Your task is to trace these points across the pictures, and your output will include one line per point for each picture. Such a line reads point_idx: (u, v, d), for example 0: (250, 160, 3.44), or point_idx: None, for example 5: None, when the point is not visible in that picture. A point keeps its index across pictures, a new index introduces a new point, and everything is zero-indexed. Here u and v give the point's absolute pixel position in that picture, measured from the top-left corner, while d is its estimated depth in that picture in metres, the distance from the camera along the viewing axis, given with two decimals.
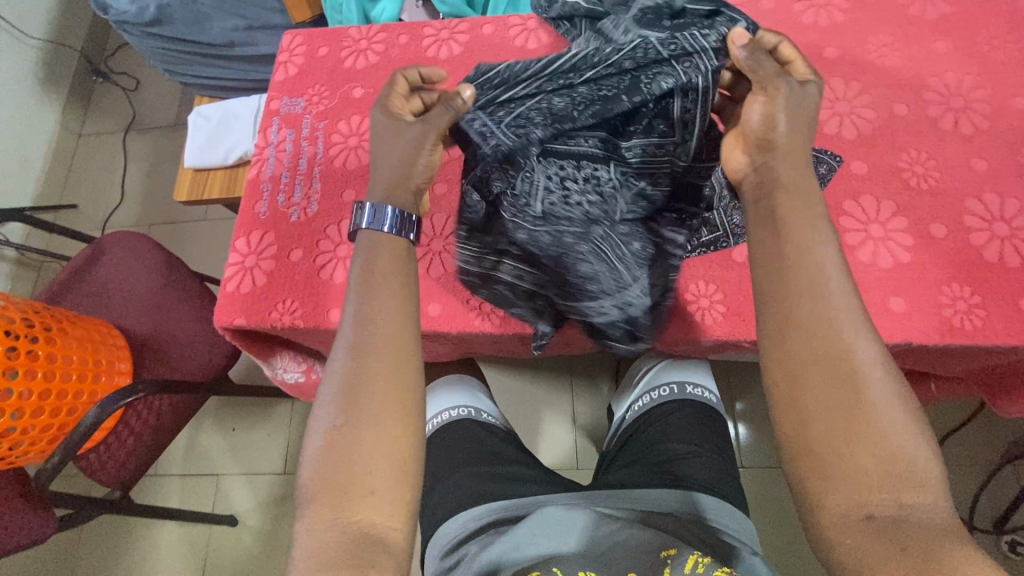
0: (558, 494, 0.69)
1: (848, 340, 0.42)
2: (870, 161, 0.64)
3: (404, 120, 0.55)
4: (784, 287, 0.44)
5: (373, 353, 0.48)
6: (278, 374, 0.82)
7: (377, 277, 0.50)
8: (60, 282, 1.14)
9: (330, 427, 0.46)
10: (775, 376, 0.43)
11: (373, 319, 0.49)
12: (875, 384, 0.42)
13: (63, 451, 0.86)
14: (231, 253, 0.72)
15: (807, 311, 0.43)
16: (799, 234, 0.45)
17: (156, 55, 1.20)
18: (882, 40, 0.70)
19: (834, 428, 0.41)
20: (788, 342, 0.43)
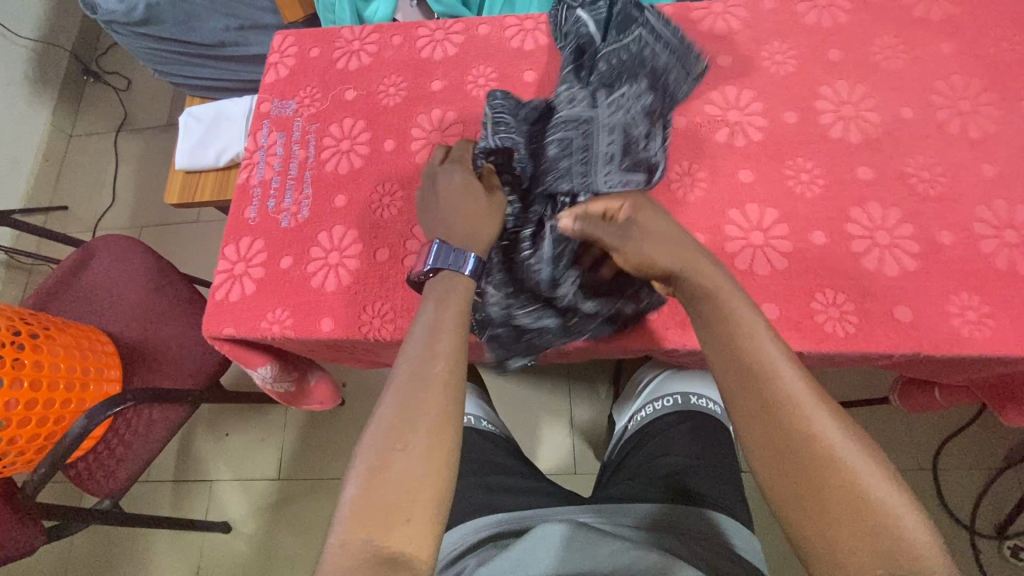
0: (561, 508, 0.68)
1: (812, 415, 0.44)
2: (875, 166, 0.63)
3: (469, 178, 0.60)
4: (739, 380, 0.46)
5: (434, 387, 0.49)
6: (266, 384, 0.78)
7: (445, 315, 0.53)
8: (48, 287, 1.12)
9: (379, 449, 0.47)
10: (759, 460, 0.45)
11: (439, 353, 0.51)
12: (854, 458, 0.43)
13: (49, 463, 0.84)
14: (220, 260, 0.70)
15: (769, 398, 0.45)
16: (748, 329, 0.48)
17: (145, 55, 1.18)
18: (886, 42, 0.68)
19: (820, 496, 0.42)
20: (760, 427, 0.45)
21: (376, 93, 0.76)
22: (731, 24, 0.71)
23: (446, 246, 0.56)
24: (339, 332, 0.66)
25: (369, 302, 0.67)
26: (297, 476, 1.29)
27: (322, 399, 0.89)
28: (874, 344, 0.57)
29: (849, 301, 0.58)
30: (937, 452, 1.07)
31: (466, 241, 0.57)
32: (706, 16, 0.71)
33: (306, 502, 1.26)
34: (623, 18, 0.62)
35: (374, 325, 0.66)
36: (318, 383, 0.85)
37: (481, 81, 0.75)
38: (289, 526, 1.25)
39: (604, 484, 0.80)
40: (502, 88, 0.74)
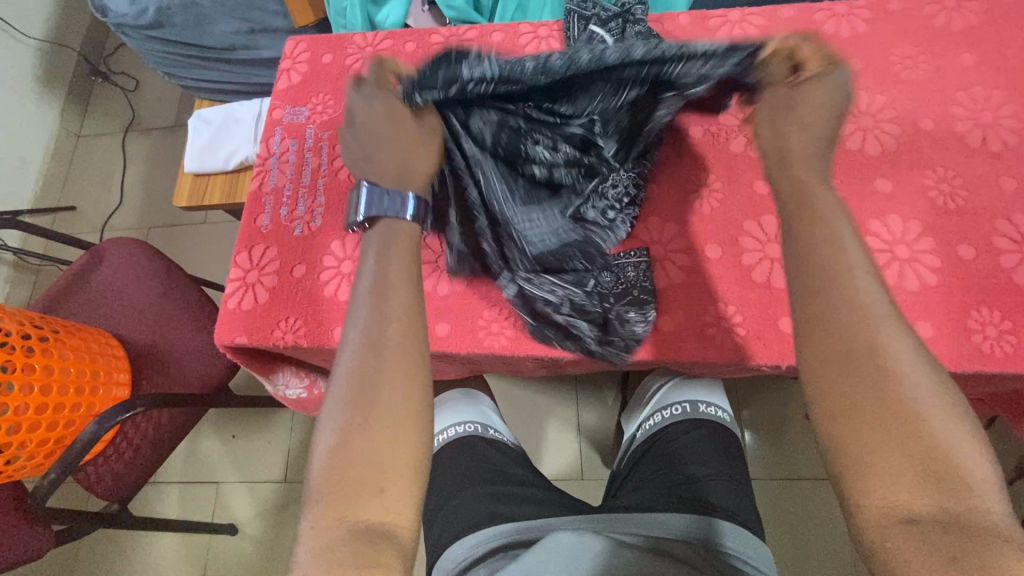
0: (572, 517, 0.67)
1: (878, 327, 0.40)
2: (895, 178, 0.62)
3: (390, 103, 0.53)
4: (818, 281, 0.42)
5: (387, 350, 0.46)
6: (281, 391, 0.79)
7: (391, 270, 0.49)
8: (57, 290, 1.12)
9: (340, 424, 0.44)
10: (817, 369, 0.40)
11: (391, 313, 0.47)
12: (919, 378, 0.39)
13: (59, 468, 0.84)
14: (232, 268, 0.70)
15: (837, 304, 0.41)
16: (826, 236, 0.44)
17: (156, 58, 1.18)
18: (907, 52, 0.67)
19: (868, 414, 0.38)
20: (821, 337, 0.40)
21: None
22: (748, 32, 0.70)
23: (377, 190, 0.52)
24: None
25: None
26: (303, 478, 1.29)
27: None
28: None
29: None
30: None
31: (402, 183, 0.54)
32: (722, 25, 0.71)
33: None
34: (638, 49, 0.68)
35: None
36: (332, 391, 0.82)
37: None
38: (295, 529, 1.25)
39: (615, 492, 0.79)
40: None
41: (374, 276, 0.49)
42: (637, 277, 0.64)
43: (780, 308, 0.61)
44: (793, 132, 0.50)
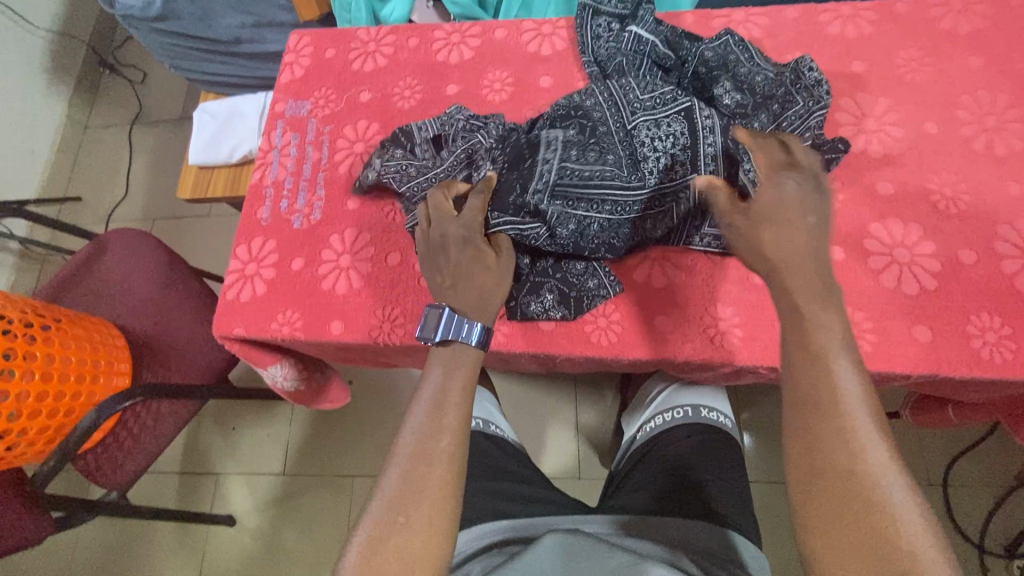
0: (571, 517, 0.67)
1: (863, 441, 0.42)
2: (897, 181, 0.62)
3: (480, 247, 0.57)
4: (808, 401, 0.44)
5: (438, 459, 0.48)
6: (276, 382, 0.78)
7: (452, 383, 0.53)
8: (62, 278, 1.13)
9: (382, 517, 0.46)
10: (800, 484, 0.43)
11: (445, 428, 0.50)
12: (899, 499, 0.40)
13: (58, 455, 0.85)
14: (232, 260, 0.70)
15: (828, 425, 0.43)
16: (820, 345, 0.45)
17: (161, 50, 1.18)
18: (912, 55, 0.67)
19: (841, 523, 0.40)
20: (806, 454, 0.43)
21: (390, 96, 0.76)
22: (752, 33, 0.70)
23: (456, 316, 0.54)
24: (348, 336, 0.66)
25: (379, 305, 0.66)
26: (301, 471, 1.30)
27: (331, 398, 0.90)
28: (891, 364, 0.55)
29: (867, 319, 0.57)
30: (946, 470, 1.06)
31: (477, 308, 0.56)
32: (726, 25, 0.71)
33: (310, 498, 1.27)
34: (692, 51, 0.67)
35: (384, 329, 0.65)
36: (328, 383, 0.87)
37: (496, 86, 0.74)
38: (294, 522, 1.26)
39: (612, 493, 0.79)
40: (518, 93, 0.74)
41: (436, 389, 0.52)
42: (594, 293, 0.63)
43: None
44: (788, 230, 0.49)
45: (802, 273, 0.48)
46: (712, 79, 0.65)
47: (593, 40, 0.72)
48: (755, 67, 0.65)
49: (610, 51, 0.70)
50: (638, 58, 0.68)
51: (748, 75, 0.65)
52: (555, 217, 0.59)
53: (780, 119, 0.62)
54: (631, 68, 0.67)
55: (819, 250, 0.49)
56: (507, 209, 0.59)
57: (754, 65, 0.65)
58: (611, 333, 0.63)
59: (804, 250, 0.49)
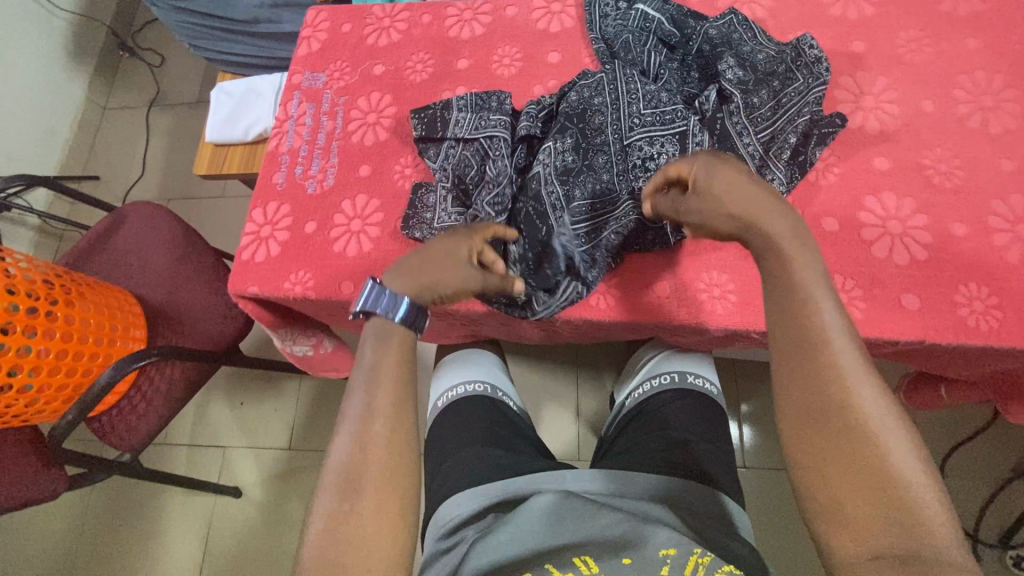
0: (544, 475, 0.67)
1: (851, 379, 0.44)
2: (892, 157, 0.63)
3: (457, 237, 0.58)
4: (795, 340, 0.46)
5: (374, 444, 0.48)
6: (286, 344, 0.83)
7: (384, 362, 0.52)
8: (80, 248, 1.17)
9: (332, 510, 0.46)
10: (793, 421, 0.44)
11: (377, 409, 0.49)
12: (885, 425, 0.42)
13: (76, 412, 0.88)
14: (248, 223, 0.73)
15: (817, 366, 0.45)
16: (805, 287, 0.47)
17: (182, 29, 1.23)
18: (912, 36, 0.68)
19: (833, 458, 0.42)
20: (800, 396, 0.44)
21: (403, 69, 0.79)
22: (756, 13, 0.72)
23: (379, 287, 0.54)
24: (357, 296, 0.68)
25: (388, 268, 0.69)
26: (306, 446, 1.33)
27: (338, 367, 0.92)
28: (880, 330, 0.57)
29: (857, 287, 0.59)
30: (942, 460, 1.07)
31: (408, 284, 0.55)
32: (731, 5, 0.73)
33: (314, 471, 1.30)
34: (698, 31, 0.69)
35: None
36: (336, 352, 0.88)
37: (506, 61, 0.77)
38: (298, 494, 1.29)
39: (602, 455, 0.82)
40: (527, 68, 0.76)
41: (367, 369, 0.51)
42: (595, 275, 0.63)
43: None
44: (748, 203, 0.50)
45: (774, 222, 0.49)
46: (714, 57, 0.67)
47: (601, 18, 0.74)
48: (760, 45, 0.67)
49: (618, 28, 0.72)
50: (644, 35, 0.70)
51: (749, 54, 0.67)
52: (560, 249, 0.62)
53: (781, 95, 0.64)
54: (639, 45, 0.70)
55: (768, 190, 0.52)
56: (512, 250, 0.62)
57: (758, 43, 0.67)
58: (609, 298, 0.65)
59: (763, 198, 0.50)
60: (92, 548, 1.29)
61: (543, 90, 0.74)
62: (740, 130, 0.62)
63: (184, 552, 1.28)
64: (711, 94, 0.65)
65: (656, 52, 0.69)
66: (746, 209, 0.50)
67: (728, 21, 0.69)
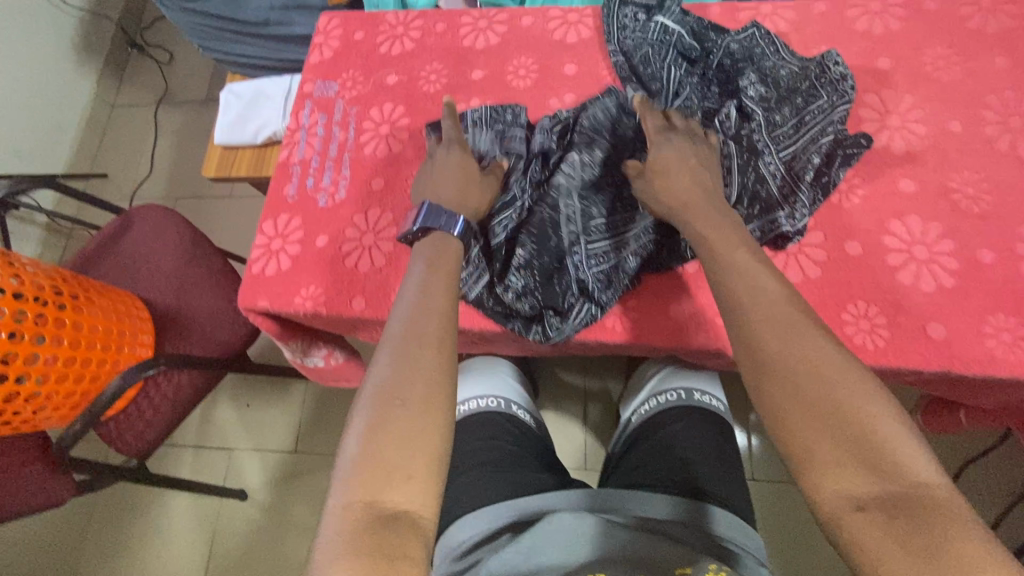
0: (551, 495, 0.63)
1: (805, 332, 0.43)
2: (919, 179, 0.62)
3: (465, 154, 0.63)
4: (750, 301, 0.46)
5: (430, 344, 0.48)
6: (298, 356, 0.81)
7: (434, 278, 0.53)
8: (89, 251, 1.16)
9: (378, 407, 0.45)
10: (758, 378, 0.43)
11: (433, 312, 0.50)
12: (849, 370, 0.42)
13: (83, 421, 0.87)
14: (258, 235, 0.72)
15: (769, 323, 0.44)
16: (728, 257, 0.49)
17: (192, 30, 1.22)
18: (940, 53, 0.66)
19: (803, 406, 0.40)
20: (761, 353, 0.43)
21: (416, 79, 0.78)
22: (779, 26, 0.70)
23: (436, 208, 0.58)
24: (369, 313, 0.67)
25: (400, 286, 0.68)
26: (312, 449, 1.32)
27: (348, 376, 0.91)
28: (903, 360, 0.56)
29: (881, 314, 0.57)
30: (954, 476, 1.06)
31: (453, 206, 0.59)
32: (753, 17, 0.71)
33: (320, 475, 1.30)
34: (719, 45, 0.68)
35: None
36: (347, 362, 0.87)
37: (521, 72, 0.75)
38: (304, 497, 1.29)
39: (610, 473, 0.81)
40: (543, 80, 0.74)
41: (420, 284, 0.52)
42: (609, 298, 0.62)
43: None
44: (681, 180, 0.56)
45: (698, 211, 0.54)
46: (733, 74, 0.66)
47: (619, 30, 0.72)
48: (782, 61, 0.66)
49: (637, 41, 0.70)
50: (664, 48, 0.69)
51: (772, 69, 0.65)
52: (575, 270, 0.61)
53: (803, 113, 0.63)
54: (658, 60, 0.68)
55: (699, 172, 0.57)
56: (523, 268, 0.62)
57: (780, 59, 0.66)
58: (626, 320, 0.64)
59: (689, 176, 0.56)
60: (98, 549, 1.30)
61: (559, 103, 0.73)
62: (761, 150, 0.61)
63: (189, 553, 1.28)
64: (733, 111, 0.63)
65: (676, 66, 0.67)
66: (670, 202, 0.56)
67: (750, 36, 0.67)
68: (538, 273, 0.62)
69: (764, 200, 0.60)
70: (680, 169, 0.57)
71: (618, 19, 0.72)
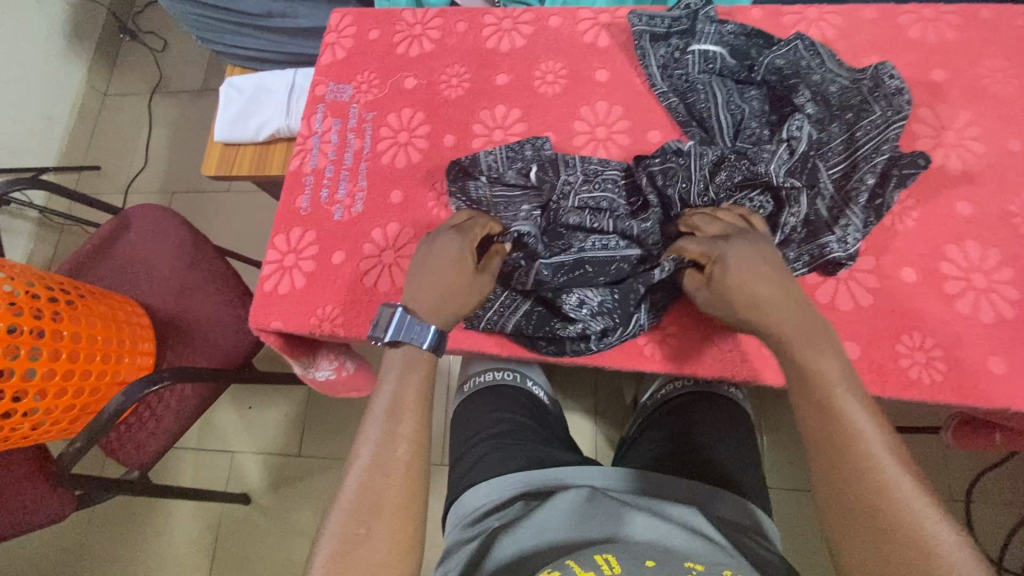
0: (566, 470, 0.59)
1: (886, 473, 0.41)
2: (976, 202, 0.58)
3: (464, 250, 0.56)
4: (819, 441, 0.44)
5: (395, 470, 0.47)
6: (309, 373, 0.76)
7: (406, 390, 0.51)
8: (84, 253, 1.11)
9: (346, 530, 0.44)
10: (824, 511, 0.43)
11: (401, 436, 0.48)
12: (924, 517, 0.39)
13: (86, 437, 0.83)
14: (270, 250, 0.68)
15: (846, 462, 0.42)
16: (832, 386, 0.45)
17: (189, 21, 1.15)
18: (996, 65, 0.63)
19: (871, 549, 0.39)
20: (833, 488, 0.42)
21: (437, 83, 0.73)
22: (825, 33, 0.66)
23: (409, 317, 0.52)
24: None
25: None
26: (316, 452, 1.29)
27: (359, 388, 0.85)
28: (963, 395, 0.53)
29: (938, 346, 0.54)
30: (970, 485, 0.98)
31: (428, 314, 0.54)
32: (798, 22, 0.67)
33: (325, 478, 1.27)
34: (763, 61, 0.64)
35: None
36: (356, 373, 0.81)
37: (549, 78, 0.71)
38: (309, 502, 1.26)
39: (623, 457, 0.77)
40: (572, 86, 0.70)
41: (390, 397, 0.50)
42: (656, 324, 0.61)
43: (846, 330, 0.56)
44: (763, 288, 0.49)
45: (792, 315, 0.49)
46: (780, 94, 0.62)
47: (659, 69, 0.68)
48: (830, 73, 0.62)
49: (687, 80, 0.66)
50: (711, 77, 0.65)
51: (821, 84, 0.61)
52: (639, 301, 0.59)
53: (854, 129, 0.59)
54: (704, 87, 0.64)
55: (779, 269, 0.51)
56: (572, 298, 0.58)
57: (829, 71, 0.62)
58: (665, 348, 0.61)
59: (776, 290, 0.50)
60: (98, 555, 1.26)
61: (591, 111, 0.69)
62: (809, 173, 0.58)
63: (192, 560, 1.25)
64: (803, 123, 0.59)
65: (729, 94, 0.63)
66: (742, 308, 0.50)
67: (796, 48, 0.63)
68: (606, 302, 0.58)
69: (813, 224, 0.57)
70: (765, 276, 0.50)
71: (667, 52, 0.67)
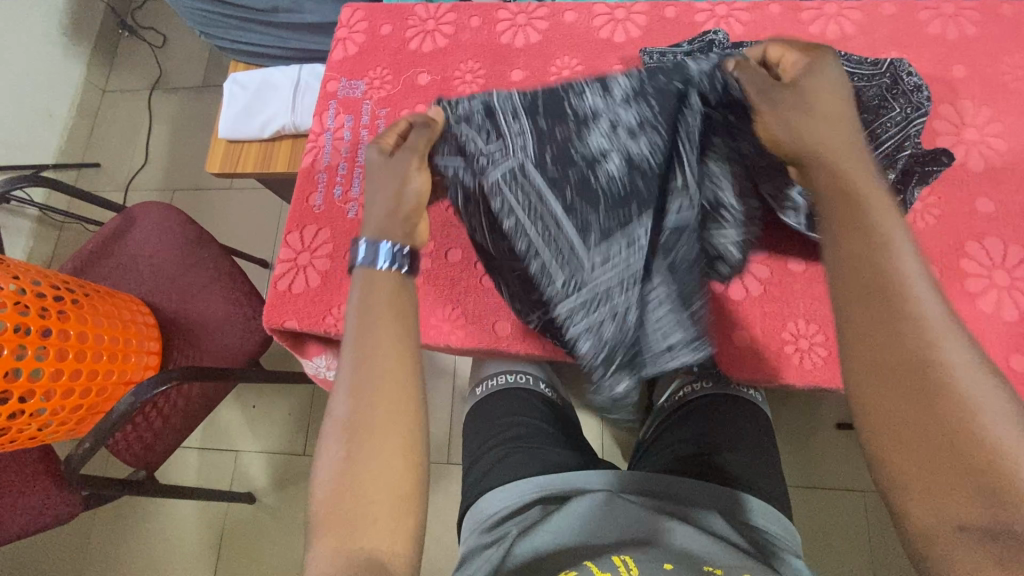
0: (578, 474, 0.59)
1: (936, 331, 0.33)
2: (998, 199, 0.58)
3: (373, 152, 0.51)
4: (848, 280, 0.36)
5: (380, 384, 0.40)
6: (318, 372, 0.73)
7: (376, 299, 0.43)
8: (87, 252, 1.10)
9: (338, 454, 0.39)
10: (851, 369, 0.34)
11: (378, 349, 0.41)
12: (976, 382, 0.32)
13: (94, 438, 0.82)
14: (283, 249, 0.67)
15: (885, 312, 0.34)
16: (881, 228, 0.37)
17: (194, 16, 1.14)
18: (1017, 61, 0.62)
19: (904, 408, 0.32)
20: (870, 344, 0.34)
21: (451, 79, 0.72)
22: (844, 28, 0.66)
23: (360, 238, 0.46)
24: None
25: (440, 305, 0.67)
26: None
27: None
28: None
29: None
30: None
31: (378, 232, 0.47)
32: (816, 18, 0.67)
33: None
34: None
35: (443, 330, 0.66)
36: None
37: (565, 74, 0.70)
38: None
39: (639, 460, 0.76)
40: None
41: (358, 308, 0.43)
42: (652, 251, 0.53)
43: None
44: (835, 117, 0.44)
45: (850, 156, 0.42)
46: None
47: None
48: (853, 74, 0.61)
49: None
50: None
51: None
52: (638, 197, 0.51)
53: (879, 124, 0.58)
54: None
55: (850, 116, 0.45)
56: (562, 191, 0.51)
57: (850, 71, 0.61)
58: None
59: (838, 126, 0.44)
60: (101, 555, 1.25)
61: None
62: None
63: (196, 559, 1.24)
64: None
65: None
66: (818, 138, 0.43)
67: None
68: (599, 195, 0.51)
69: None
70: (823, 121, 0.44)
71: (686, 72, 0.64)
